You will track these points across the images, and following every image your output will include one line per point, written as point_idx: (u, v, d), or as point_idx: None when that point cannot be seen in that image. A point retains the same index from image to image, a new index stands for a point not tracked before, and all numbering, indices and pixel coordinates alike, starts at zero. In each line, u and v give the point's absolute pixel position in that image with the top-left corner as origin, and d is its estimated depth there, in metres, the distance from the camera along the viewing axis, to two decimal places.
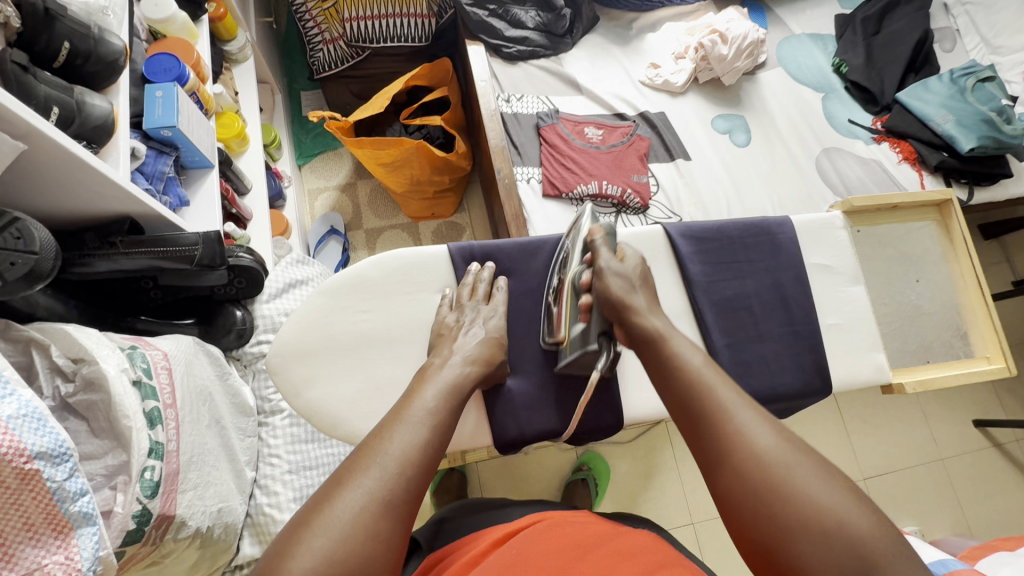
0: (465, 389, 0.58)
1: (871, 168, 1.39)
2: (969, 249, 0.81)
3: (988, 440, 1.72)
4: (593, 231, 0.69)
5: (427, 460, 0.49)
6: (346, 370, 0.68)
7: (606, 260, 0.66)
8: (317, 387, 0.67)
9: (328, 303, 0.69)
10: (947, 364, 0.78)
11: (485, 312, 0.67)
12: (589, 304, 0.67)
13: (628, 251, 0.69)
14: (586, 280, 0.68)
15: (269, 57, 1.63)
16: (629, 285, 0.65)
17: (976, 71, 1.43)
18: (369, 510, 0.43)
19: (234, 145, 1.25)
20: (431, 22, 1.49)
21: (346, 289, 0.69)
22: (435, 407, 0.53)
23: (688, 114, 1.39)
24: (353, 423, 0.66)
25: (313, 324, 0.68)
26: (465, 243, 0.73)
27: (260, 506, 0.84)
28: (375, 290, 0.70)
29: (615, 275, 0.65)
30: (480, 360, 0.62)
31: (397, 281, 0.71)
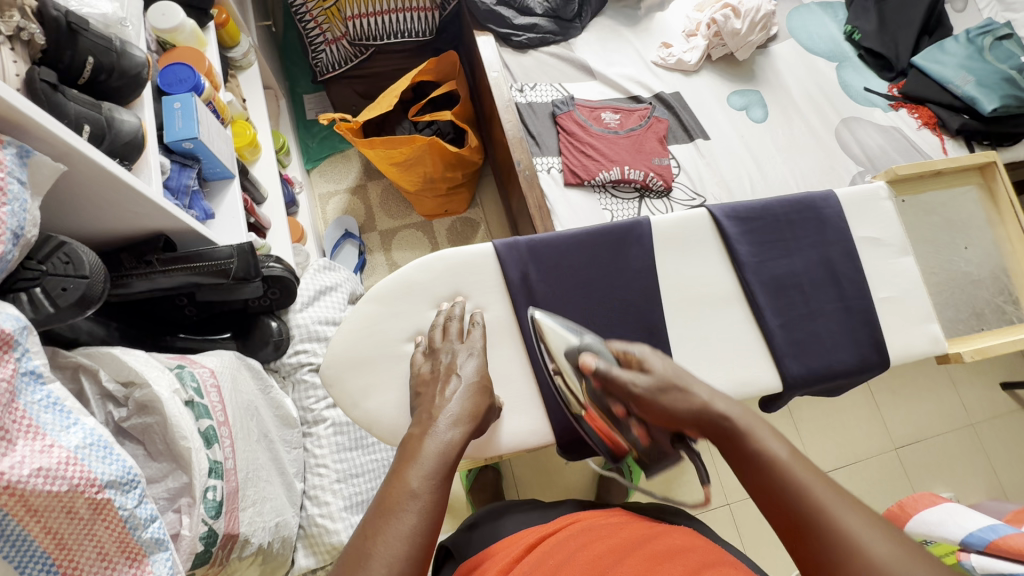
0: (453, 456, 0.50)
1: (891, 136, 1.37)
2: (1017, 211, 0.79)
3: (1015, 402, 1.72)
4: (586, 360, 0.60)
5: (420, 551, 0.42)
6: (399, 376, 0.66)
7: (631, 386, 0.57)
8: (374, 397, 0.66)
9: (378, 311, 0.67)
10: (1000, 331, 0.76)
11: (462, 351, 0.62)
12: (642, 427, 0.60)
13: (641, 354, 0.59)
14: (620, 411, 0.60)
15: (270, 61, 1.60)
16: (673, 388, 0.56)
17: (993, 29, 1.40)
18: None
19: (247, 154, 1.23)
20: (434, 15, 1.46)
21: (393, 295, 0.68)
22: (420, 487, 0.46)
23: (704, 92, 1.36)
24: None
25: (362, 332, 0.67)
26: (511, 239, 0.70)
27: (313, 517, 0.84)
28: (419, 293, 0.68)
29: (653, 394, 0.56)
30: (465, 419, 0.55)
31: (443, 284, 0.69)
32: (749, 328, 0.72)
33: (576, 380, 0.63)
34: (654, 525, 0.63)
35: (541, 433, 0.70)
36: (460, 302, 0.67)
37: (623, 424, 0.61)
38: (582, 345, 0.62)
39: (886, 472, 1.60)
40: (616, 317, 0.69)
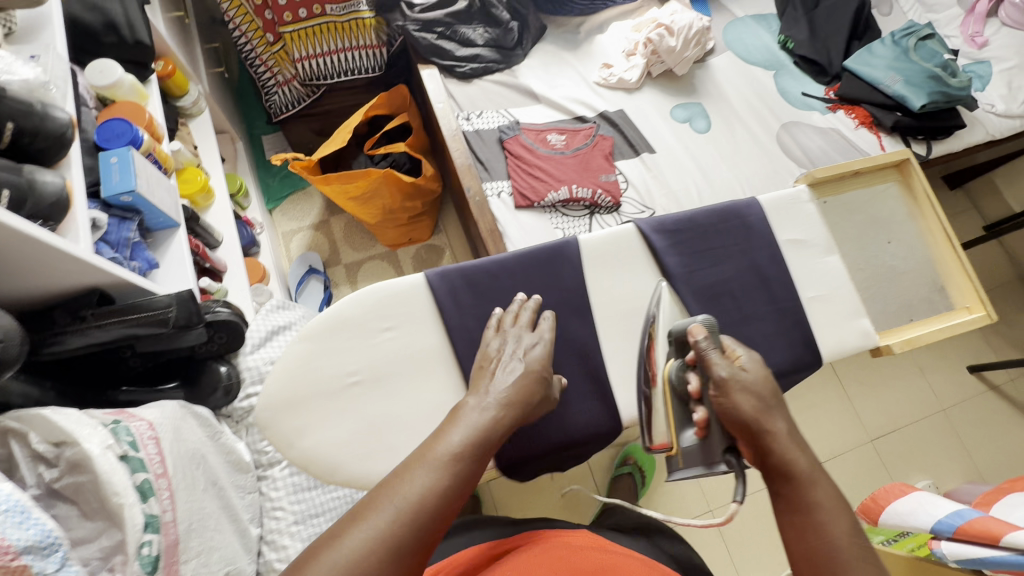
0: (497, 436, 0.54)
1: (830, 137, 1.43)
2: (934, 204, 0.81)
3: (983, 384, 1.76)
4: (693, 330, 0.63)
5: (440, 510, 0.46)
6: (336, 412, 0.63)
7: (718, 369, 0.60)
8: (309, 437, 0.62)
9: (309, 349, 0.64)
10: (929, 320, 0.79)
11: (521, 337, 0.63)
12: (703, 418, 0.60)
13: (745, 355, 0.61)
14: (695, 392, 0.62)
15: (225, 106, 1.62)
16: (762, 400, 0.58)
17: (916, 30, 1.47)
18: (366, 556, 0.41)
19: (200, 200, 1.24)
20: (382, 51, 1.49)
21: (325, 332, 0.65)
22: (459, 451, 0.50)
23: (647, 108, 1.41)
24: (352, 467, 0.61)
25: (295, 371, 0.64)
26: (441, 269, 0.69)
27: (270, 563, 0.83)
28: (353, 329, 0.66)
29: (733, 384, 0.58)
30: (514, 401, 0.56)
31: (377, 318, 0.66)
32: None
33: (669, 354, 0.66)
34: (608, 552, 0.63)
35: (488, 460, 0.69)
36: (531, 299, 0.67)
37: (691, 412, 0.62)
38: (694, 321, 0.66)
39: (863, 465, 1.62)
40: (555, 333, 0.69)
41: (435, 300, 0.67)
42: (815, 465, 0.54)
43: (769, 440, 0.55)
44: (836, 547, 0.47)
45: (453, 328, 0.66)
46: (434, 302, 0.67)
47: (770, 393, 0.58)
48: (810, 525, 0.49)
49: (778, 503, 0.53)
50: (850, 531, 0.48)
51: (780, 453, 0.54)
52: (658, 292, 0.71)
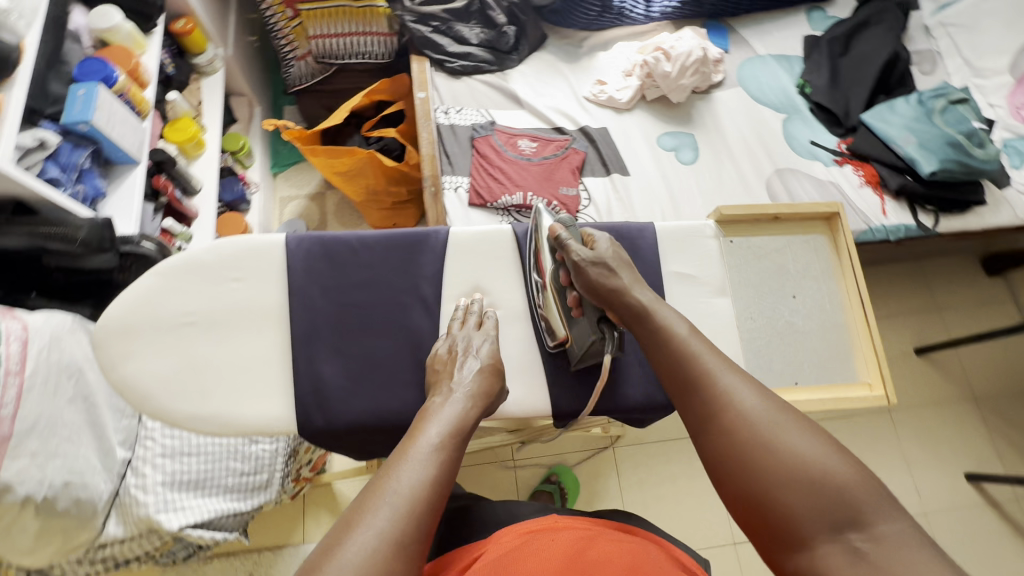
0: (470, 424, 0.58)
1: (827, 191, 1.33)
2: (854, 266, 0.75)
3: (983, 497, 1.55)
4: (553, 228, 0.69)
5: (435, 498, 0.50)
6: (164, 346, 0.66)
7: (576, 254, 0.66)
8: (132, 364, 0.66)
9: (157, 284, 0.67)
10: (818, 388, 0.72)
11: (477, 338, 0.67)
12: (577, 299, 0.68)
13: (597, 236, 0.69)
14: (564, 280, 0.69)
15: (254, 71, 1.73)
16: (606, 269, 0.66)
17: (947, 92, 1.36)
18: (381, 552, 0.45)
19: (189, 148, 1.34)
20: (393, 40, 1.56)
21: (176, 271, 0.68)
22: (438, 443, 0.54)
23: (633, 130, 1.37)
24: (161, 400, 0.64)
25: (138, 302, 0.66)
26: (301, 234, 0.71)
27: (127, 487, 0.88)
28: (203, 274, 0.68)
29: (588, 264, 0.66)
30: (479, 395, 0.61)
31: (228, 269, 0.68)
32: (529, 345, 0.74)
33: (544, 254, 0.70)
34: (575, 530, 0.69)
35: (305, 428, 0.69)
36: (478, 299, 0.71)
37: (565, 298, 0.69)
38: (555, 221, 0.71)
39: None
40: (398, 317, 0.70)
41: (286, 262, 0.70)
42: (655, 300, 0.65)
43: (619, 296, 0.65)
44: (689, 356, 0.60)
45: (294, 291, 0.69)
46: (284, 264, 0.69)
47: (611, 259, 0.66)
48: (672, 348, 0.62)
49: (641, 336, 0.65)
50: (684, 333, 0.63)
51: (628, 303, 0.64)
52: (533, 216, 0.74)
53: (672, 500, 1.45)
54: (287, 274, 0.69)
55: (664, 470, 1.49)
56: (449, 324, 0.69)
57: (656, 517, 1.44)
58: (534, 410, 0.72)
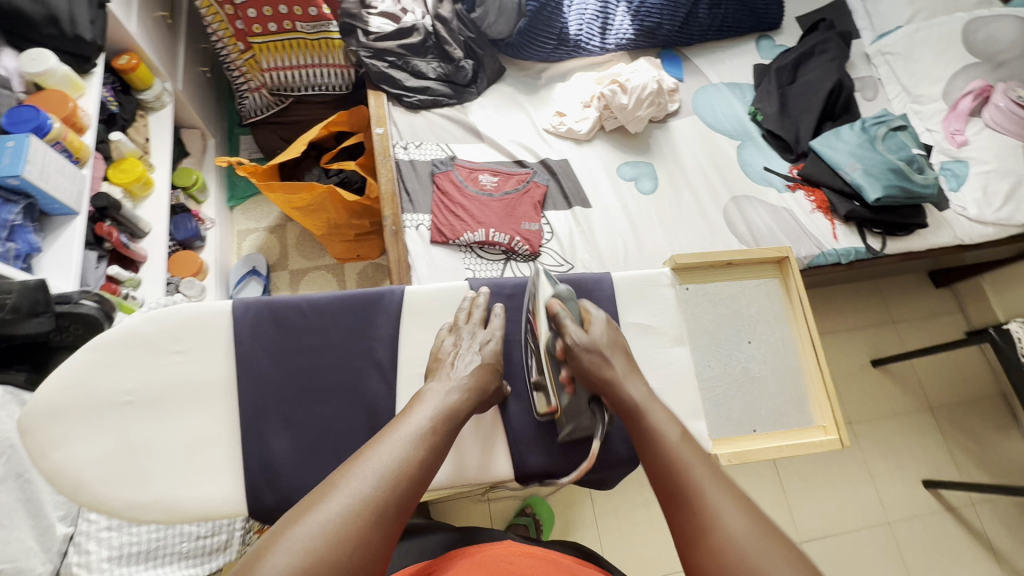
0: (461, 412, 0.60)
1: (781, 217, 1.37)
2: (805, 311, 0.78)
3: (940, 503, 1.61)
4: (553, 303, 0.71)
5: (419, 475, 0.52)
6: (99, 427, 0.63)
7: (571, 335, 0.68)
8: (67, 449, 0.62)
9: (93, 361, 0.64)
10: (775, 434, 0.75)
11: (473, 333, 0.70)
12: (568, 376, 0.70)
13: (594, 316, 0.71)
14: (559, 352, 0.70)
15: (207, 103, 1.68)
16: (601, 355, 0.67)
17: (887, 120, 1.43)
18: (356, 513, 0.46)
19: (135, 189, 1.28)
20: (350, 72, 1.53)
21: (113, 346, 0.65)
22: (429, 426, 0.56)
23: (593, 161, 1.39)
24: (98, 487, 0.62)
25: (71, 381, 0.63)
26: (247, 300, 0.70)
27: (69, 566, 0.81)
28: (144, 347, 0.66)
29: (581, 348, 0.67)
30: (473, 389, 0.63)
31: (172, 341, 0.67)
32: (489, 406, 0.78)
33: (544, 327, 0.72)
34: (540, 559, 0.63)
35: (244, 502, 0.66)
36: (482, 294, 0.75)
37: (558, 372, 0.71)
38: (554, 292, 0.73)
39: None
40: (355, 385, 0.70)
41: (232, 329, 0.69)
42: (647, 398, 0.64)
43: (615, 387, 0.65)
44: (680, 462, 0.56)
45: (241, 360, 0.68)
46: (231, 332, 0.68)
47: (606, 346, 0.68)
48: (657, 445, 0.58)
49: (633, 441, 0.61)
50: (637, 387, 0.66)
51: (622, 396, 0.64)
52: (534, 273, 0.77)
53: (648, 526, 1.44)
54: (234, 345, 0.68)
55: (637, 495, 1.49)
56: (455, 316, 0.73)
57: (633, 545, 1.42)
58: (493, 471, 0.76)
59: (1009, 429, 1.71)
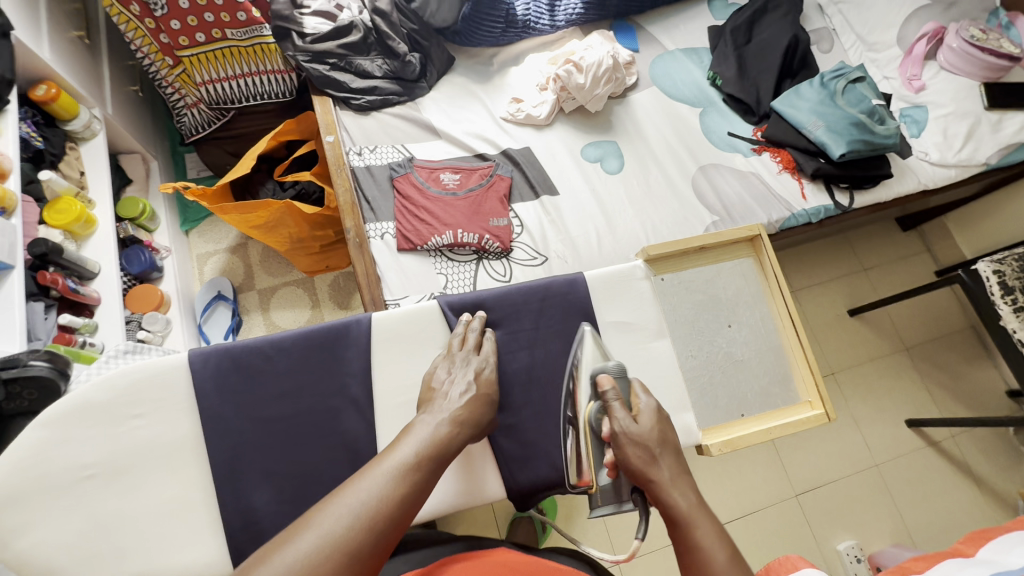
0: (447, 445, 0.59)
1: (749, 183, 1.36)
2: (780, 287, 0.79)
3: (922, 439, 1.67)
4: (603, 380, 0.68)
5: (397, 513, 0.50)
6: (65, 506, 0.61)
7: (617, 422, 0.64)
8: (32, 534, 0.60)
9: (46, 437, 0.62)
10: (762, 417, 0.77)
11: (462, 363, 0.70)
12: (611, 461, 0.66)
13: (644, 405, 0.66)
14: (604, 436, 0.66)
15: (144, 124, 1.59)
16: (649, 454, 0.62)
17: (846, 73, 1.42)
18: (325, 553, 0.45)
19: (77, 229, 1.20)
20: (292, 77, 1.44)
21: (66, 419, 0.62)
22: (413, 460, 0.55)
23: (555, 145, 1.35)
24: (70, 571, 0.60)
25: (25, 463, 0.61)
26: (203, 348, 0.68)
27: None
28: (100, 415, 0.64)
29: (629, 435, 0.63)
30: (465, 423, 0.62)
31: (128, 404, 0.65)
32: None
33: (589, 397, 0.71)
34: None
35: (230, 557, 0.65)
36: (478, 317, 0.74)
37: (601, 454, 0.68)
38: (603, 368, 0.71)
39: (785, 521, 1.54)
40: (329, 423, 0.70)
41: (194, 381, 0.67)
42: (695, 506, 0.59)
43: (657, 489, 0.60)
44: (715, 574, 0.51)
45: (205, 416, 0.67)
46: (193, 385, 0.67)
47: (655, 441, 0.63)
48: (698, 558, 0.54)
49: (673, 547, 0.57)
50: (729, 560, 0.53)
51: (666, 502, 0.59)
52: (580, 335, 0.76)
53: None
54: (196, 400, 0.67)
55: None
56: (449, 342, 0.73)
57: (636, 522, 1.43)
58: (483, 493, 0.73)
59: (982, 361, 1.77)
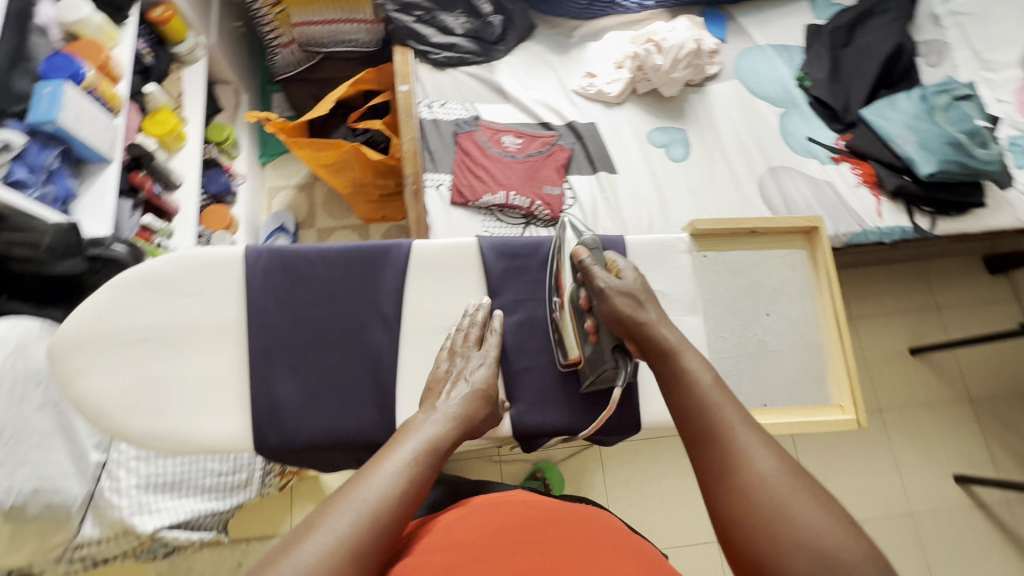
0: (446, 445, 0.58)
1: (821, 191, 1.29)
2: (831, 285, 0.81)
3: (970, 499, 1.54)
4: (579, 252, 0.73)
5: (400, 509, 0.49)
6: (120, 361, 0.70)
7: (600, 280, 0.69)
8: (89, 379, 0.70)
9: (114, 298, 0.71)
10: (789, 411, 0.78)
11: (475, 359, 0.71)
12: (593, 325, 0.71)
13: (622, 265, 0.71)
14: (585, 303, 0.71)
15: (240, 59, 1.70)
16: (634, 301, 0.67)
17: (952, 87, 1.30)
18: (333, 553, 0.43)
19: (169, 141, 1.32)
20: (378, 28, 1.52)
21: (134, 285, 0.71)
22: (414, 458, 0.54)
23: (622, 125, 1.33)
24: (116, 417, 0.69)
25: (94, 318, 0.70)
26: (258, 247, 0.74)
27: (102, 489, 0.88)
28: (161, 287, 0.72)
29: (612, 291, 0.67)
30: (460, 417, 0.62)
31: (186, 283, 0.72)
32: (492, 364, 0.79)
33: (569, 278, 0.75)
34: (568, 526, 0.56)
35: (251, 436, 0.72)
36: (483, 309, 0.76)
37: (583, 323, 0.72)
38: (580, 241, 0.74)
39: None
40: (359, 333, 0.76)
41: (246, 273, 0.73)
42: (679, 341, 0.64)
43: (643, 329, 0.65)
44: (702, 394, 0.57)
45: (249, 306, 0.73)
46: (244, 276, 0.73)
47: (639, 290, 0.68)
48: (684, 384, 0.58)
49: (658, 379, 0.62)
50: (712, 382, 0.58)
51: (652, 339, 0.64)
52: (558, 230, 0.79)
53: (658, 499, 1.43)
54: (245, 291, 0.73)
55: (650, 468, 1.47)
56: (454, 335, 0.74)
57: (640, 515, 1.42)
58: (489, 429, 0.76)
59: None
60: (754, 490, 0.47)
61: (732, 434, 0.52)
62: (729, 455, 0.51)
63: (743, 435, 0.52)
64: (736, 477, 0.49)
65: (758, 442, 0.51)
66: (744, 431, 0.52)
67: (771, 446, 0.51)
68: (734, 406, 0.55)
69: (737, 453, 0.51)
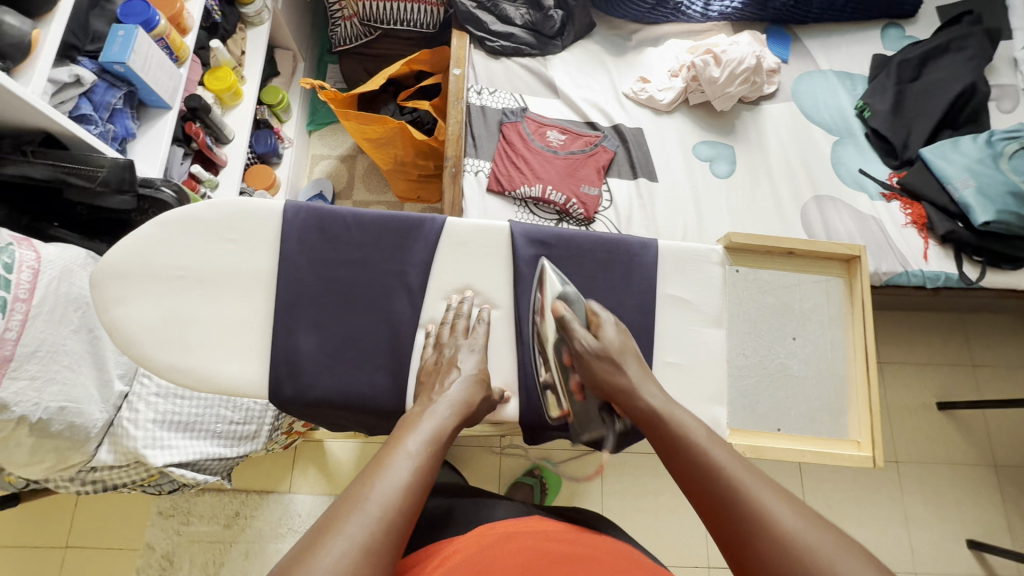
0: (448, 433, 0.60)
1: (866, 225, 1.24)
2: (863, 317, 0.80)
3: (981, 567, 1.47)
4: (557, 307, 0.73)
5: (409, 505, 0.50)
6: (154, 295, 0.73)
7: (580, 340, 0.71)
8: (123, 308, 0.73)
9: (156, 234, 0.73)
10: (798, 438, 0.78)
11: (464, 347, 0.73)
12: (579, 383, 0.73)
13: (602, 319, 0.72)
14: (568, 360, 0.74)
15: (303, 26, 1.74)
16: (612, 363, 0.69)
17: (1021, 136, 1.25)
18: (351, 556, 0.44)
19: (225, 97, 1.36)
20: (439, 11, 1.53)
21: (177, 224, 0.74)
22: (418, 452, 0.55)
23: (668, 134, 1.32)
24: (144, 347, 0.72)
25: (136, 250, 0.73)
26: (299, 204, 0.76)
27: (121, 419, 0.91)
28: (202, 230, 0.74)
29: (593, 355, 0.69)
30: (460, 403, 0.64)
31: (224, 229, 0.75)
32: (507, 349, 0.79)
33: (550, 327, 0.76)
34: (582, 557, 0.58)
35: (266, 383, 0.74)
36: (468, 301, 0.77)
37: (568, 380, 0.75)
38: (559, 294, 0.76)
39: None
40: (382, 301, 0.77)
41: (282, 227, 0.75)
42: (665, 401, 0.67)
43: (626, 393, 0.68)
44: (703, 453, 0.59)
45: (283, 259, 0.75)
46: (281, 229, 0.75)
47: (616, 350, 0.70)
48: (684, 444, 0.61)
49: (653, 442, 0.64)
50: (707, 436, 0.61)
51: (637, 403, 0.67)
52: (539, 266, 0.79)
53: (652, 514, 1.41)
54: (280, 245, 0.75)
55: (649, 484, 1.45)
56: (439, 328, 0.75)
57: (634, 528, 1.40)
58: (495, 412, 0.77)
59: None
60: (788, 544, 0.49)
61: (744, 488, 0.55)
62: (748, 509, 0.53)
63: (757, 489, 0.54)
64: (767, 535, 0.50)
65: (773, 494, 0.54)
66: (755, 484, 0.55)
67: (785, 495, 0.54)
68: (738, 460, 0.58)
69: (758, 507, 0.53)
